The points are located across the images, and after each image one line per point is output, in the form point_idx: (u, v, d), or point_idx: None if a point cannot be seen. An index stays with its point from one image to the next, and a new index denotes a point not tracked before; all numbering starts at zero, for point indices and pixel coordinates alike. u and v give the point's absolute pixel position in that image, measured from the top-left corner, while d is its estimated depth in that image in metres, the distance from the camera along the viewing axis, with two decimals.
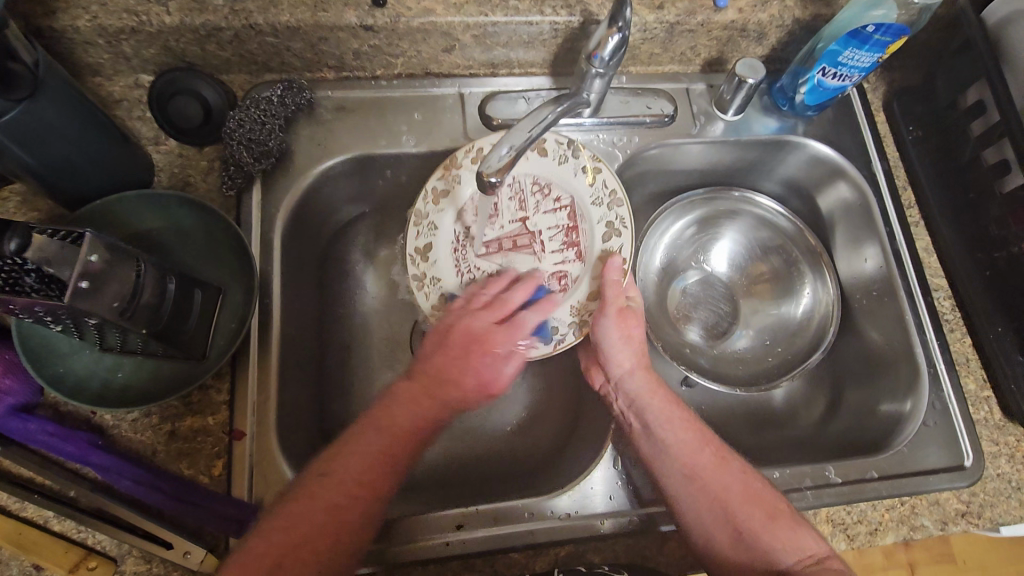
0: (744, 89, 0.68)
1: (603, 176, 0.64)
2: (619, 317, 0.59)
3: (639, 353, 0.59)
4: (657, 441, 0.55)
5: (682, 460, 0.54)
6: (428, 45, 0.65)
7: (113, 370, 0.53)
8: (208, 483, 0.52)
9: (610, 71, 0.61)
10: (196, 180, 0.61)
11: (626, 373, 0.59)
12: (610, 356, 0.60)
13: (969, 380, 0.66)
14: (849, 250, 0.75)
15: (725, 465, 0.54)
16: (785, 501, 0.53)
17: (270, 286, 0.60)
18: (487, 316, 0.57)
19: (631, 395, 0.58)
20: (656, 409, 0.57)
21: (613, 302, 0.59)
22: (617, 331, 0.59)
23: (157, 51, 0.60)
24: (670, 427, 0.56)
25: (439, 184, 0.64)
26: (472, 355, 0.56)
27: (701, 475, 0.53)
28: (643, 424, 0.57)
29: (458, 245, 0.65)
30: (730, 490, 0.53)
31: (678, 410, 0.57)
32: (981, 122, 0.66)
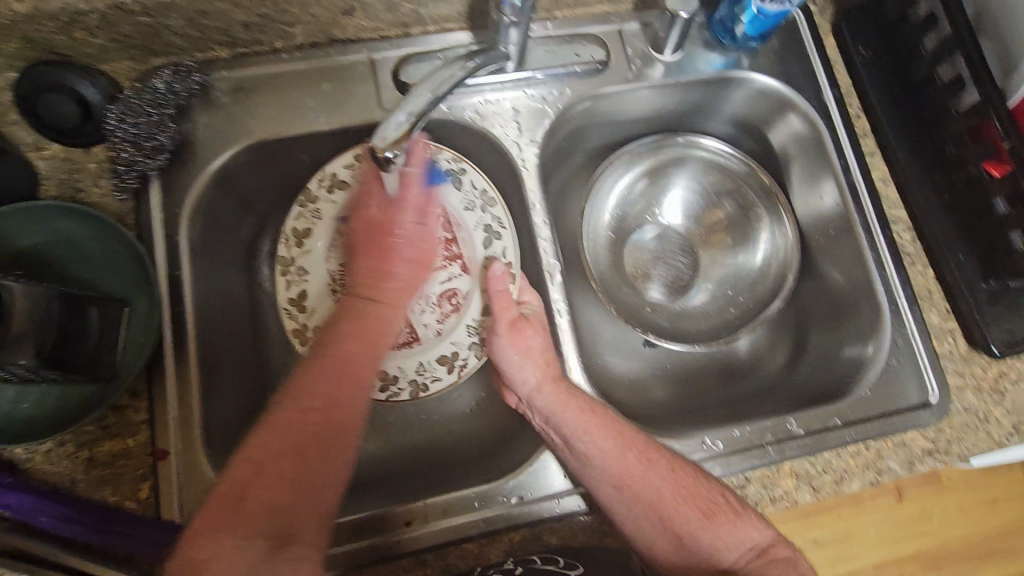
0: (678, 24, 0.63)
1: (471, 179, 0.64)
2: (514, 328, 0.56)
3: (545, 363, 0.55)
4: (579, 456, 0.52)
5: (609, 472, 0.50)
6: (325, 8, 0.58)
7: (16, 402, 0.49)
8: (136, 508, 0.50)
9: (524, 19, 0.56)
10: (87, 186, 0.56)
11: (535, 389, 0.54)
12: (516, 374, 0.55)
13: (933, 313, 0.64)
14: (805, 188, 0.71)
15: (654, 466, 0.51)
16: (721, 489, 0.51)
17: (182, 292, 0.56)
18: (383, 197, 0.52)
19: (544, 412, 0.53)
20: (571, 422, 0.52)
21: (504, 314, 0.57)
22: (513, 344, 0.56)
23: (18, 44, 0.54)
24: (588, 440, 0.51)
25: (298, 225, 0.63)
26: (380, 236, 0.50)
27: (630, 483, 0.50)
28: (563, 440, 0.53)
29: (334, 284, 0.63)
30: (661, 492, 0.50)
31: (594, 418, 0.52)
32: (933, 37, 0.61)
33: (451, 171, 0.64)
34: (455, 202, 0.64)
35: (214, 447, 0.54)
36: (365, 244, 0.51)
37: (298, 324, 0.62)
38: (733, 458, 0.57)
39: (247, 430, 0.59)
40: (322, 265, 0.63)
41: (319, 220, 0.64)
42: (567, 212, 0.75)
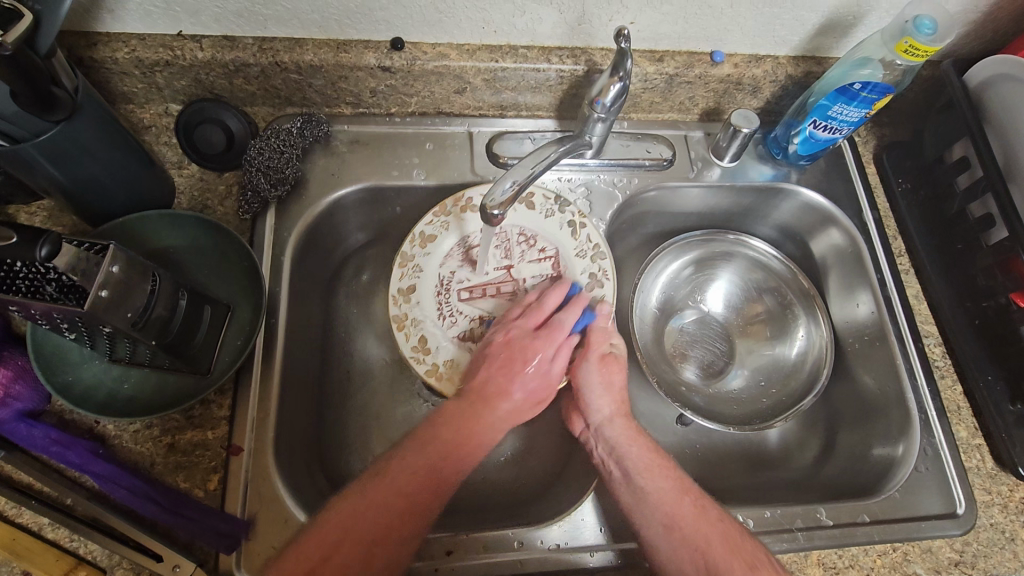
0: (739, 137, 0.72)
1: (587, 233, 0.70)
2: (601, 362, 0.63)
3: (619, 400, 0.62)
4: (635, 489, 0.56)
5: (662, 509, 0.55)
6: (441, 87, 0.69)
7: (120, 382, 0.55)
8: (203, 498, 0.54)
9: (611, 116, 0.65)
10: (214, 204, 0.65)
11: (605, 420, 0.61)
12: (592, 403, 0.62)
13: (961, 427, 0.67)
14: (842, 295, 0.77)
15: (705, 515, 0.54)
16: (765, 552, 0.53)
17: (277, 305, 0.62)
18: (526, 324, 0.62)
19: (610, 442, 0.60)
20: (633, 457, 0.58)
21: (597, 347, 0.63)
22: (598, 377, 0.62)
23: (187, 83, 0.64)
24: (647, 476, 0.57)
25: (427, 229, 0.69)
26: (518, 364, 0.60)
27: (680, 524, 0.54)
28: (622, 472, 0.58)
29: (442, 288, 0.68)
30: (712, 541, 0.53)
31: (656, 457, 0.58)
32: (966, 176, 0.68)
33: (571, 223, 0.70)
34: (567, 250, 0.70)
35: (279, 451, 0.58)
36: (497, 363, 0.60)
37: (399, 313, 0.66)
38: (763, 538, 0.60)
39: (305, 443, 0.63)
40: (435, 268, 0.69)
41: (444, 231, 0.69)
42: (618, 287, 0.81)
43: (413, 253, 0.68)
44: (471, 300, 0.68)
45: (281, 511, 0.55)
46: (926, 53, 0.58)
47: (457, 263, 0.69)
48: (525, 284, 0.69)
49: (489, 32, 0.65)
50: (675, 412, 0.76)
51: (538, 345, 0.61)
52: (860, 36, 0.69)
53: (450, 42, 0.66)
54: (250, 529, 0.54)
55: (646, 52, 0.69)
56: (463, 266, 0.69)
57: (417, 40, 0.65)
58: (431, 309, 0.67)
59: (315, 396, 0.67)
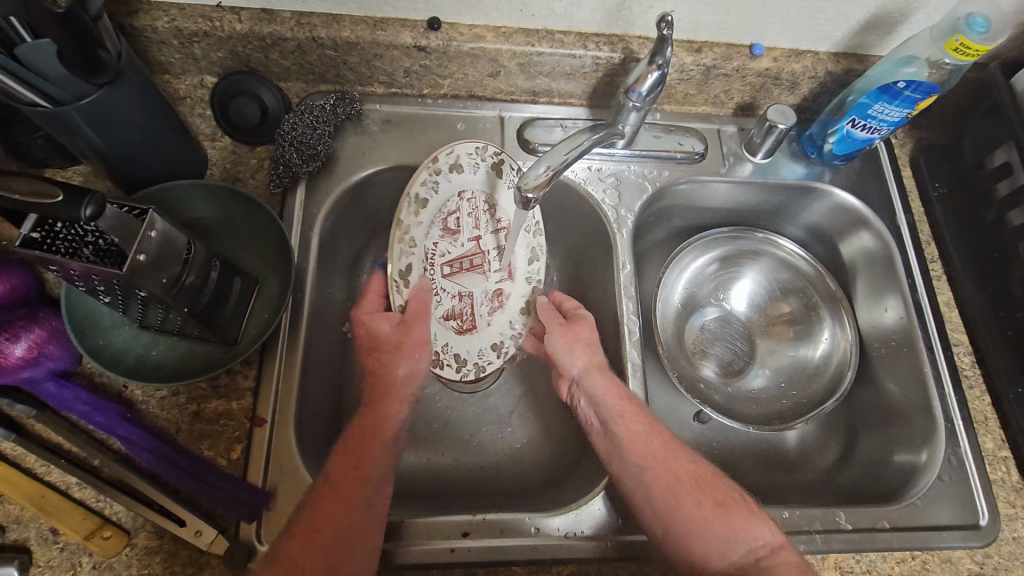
0: (774, 133, 0.70)
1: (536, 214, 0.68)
2: (566, 324, 0.64)
3: (591, 355, 0.63)
4: (614, 437, 0.58)
5: (636, 451, 0.56)
6: (475, 69, 0.68)
7: (149, 348, 0.55)
8: (226, 466, 0.54)
9: (646, 106, 0.64)
10: (245, 177, 0.65)
11: (581, 372, 0.62)
12: (565, 359, 0.63)
13: (988, 438, 0.66)
14: (870, 299, 0.76)
15: (675, 454, 0.57)
16: (737, 489, 0.56)
17: (304, 281, 0.62)
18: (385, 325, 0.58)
19: (589, 394, 0.61)
20: (609, 406, 0.59)
21: (555, 322, 0.65)
22: (564, 341, 0.63)
23: (223, 55, 0.64)
24: (625, 421, 0.58)
25: (423, 193, 0.58)
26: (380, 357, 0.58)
27: (652, 461, 0.56)
28: (601, 422, 0.59)
29: (427, 263, 0.60)
30: (682, 479, 0.55)
31: (629, 405, 0.60)
32: (1007, 183, 0.67)
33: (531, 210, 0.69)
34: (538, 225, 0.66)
35: (301, 425, 0.58)
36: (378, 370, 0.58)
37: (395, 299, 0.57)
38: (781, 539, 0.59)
39: (325, 418, 0.64)
40: (424, 240, 0.59)
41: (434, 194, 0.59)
42: (641, 281, 0.81)
43: (407, 221, 0.57)
44: (453, 276, 0.63)
45: (301, 484, 0.55)
46: (976, 53, 0.57)
47: (439, 233, 0.61)
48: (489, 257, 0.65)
49: (527, 14, 0.64)
50: (694, 409, 0.75)
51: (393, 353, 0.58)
52: (906, 34, 0.67)
53: (487, 24, 0.65)
54: (271, 499, 0.54)
55: (685, 42, 0.68)
56: (444, 237, 0.61)
57: (454, 21, 0.65)
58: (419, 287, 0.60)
59: (337, 373, 0.68)
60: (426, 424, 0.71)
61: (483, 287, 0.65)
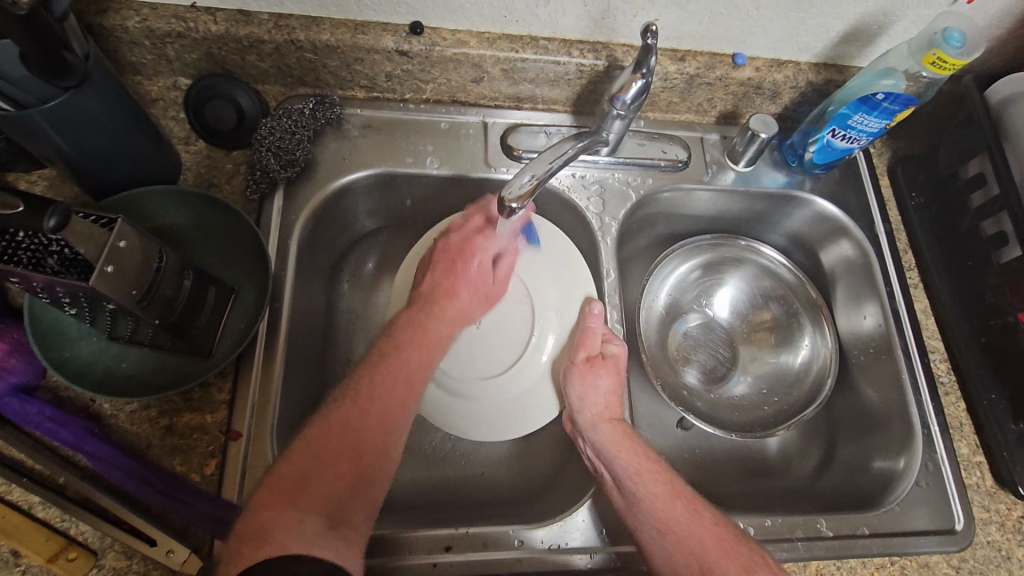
0: (756, 142, 0.71)
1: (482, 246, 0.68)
2: (586, 368, 0.61)
3: (608, 404, 0.60)
4: (627, 494, 0.55)
5: (655, 514, 0.54)
6: (458, 74, 0.67)
7: (119, 360, 0.53)
8: (199, 482, 0.53)
9: (630, 114, 0.63)
10: (221, 182, 0.63)
11: (589, 423, 0.60)
12: (576, 405, 0.61)
13: (962, 444, 0.67)
14: (849, 306, 0.77)
15: (699, 515, 0.54)
16: (760, 552, 0.53)
17: (282, 289, 0.61)
18: (477, 234, 0.65)
19: (597, 446, 0.58)
20: (623, 461, 0.56)
21: (584, 352, 0.62)
22: (580, 383, 0.61)
23: (198, 56, 0.63)
24: (638, 480, 0.55)
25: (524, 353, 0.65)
26: (456, 265, 0.63)
27: (673, 528, 0.53)
28: (614, 478, 0.57)
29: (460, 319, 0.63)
30: (702, 541, 0.52)
31: (648, 460, 0.57)
32: (981, 194, 0.68)
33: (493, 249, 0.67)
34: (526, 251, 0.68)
35: (278, 438, 0.57)
36: (418, 342, 0.58)
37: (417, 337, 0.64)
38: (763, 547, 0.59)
39: (303, 430, 0.62)
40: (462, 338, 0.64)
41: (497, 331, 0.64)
42: (625, 287, 0.80)
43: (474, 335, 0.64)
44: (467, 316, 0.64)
45: None
46: (952, 67, 0.58)
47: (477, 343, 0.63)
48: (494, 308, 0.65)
49: (511, 20, 0.64)
50: (676, 416, 0.75)
51: (473, 248, 0.64)
52: (884, 46, 0.68)
53: (470, 29, 0.64)
54: None
55: (668, 51, 0.68)
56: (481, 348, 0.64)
57: (437, 26, 0.64)
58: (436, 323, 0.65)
59: (316, 383, 0.66)
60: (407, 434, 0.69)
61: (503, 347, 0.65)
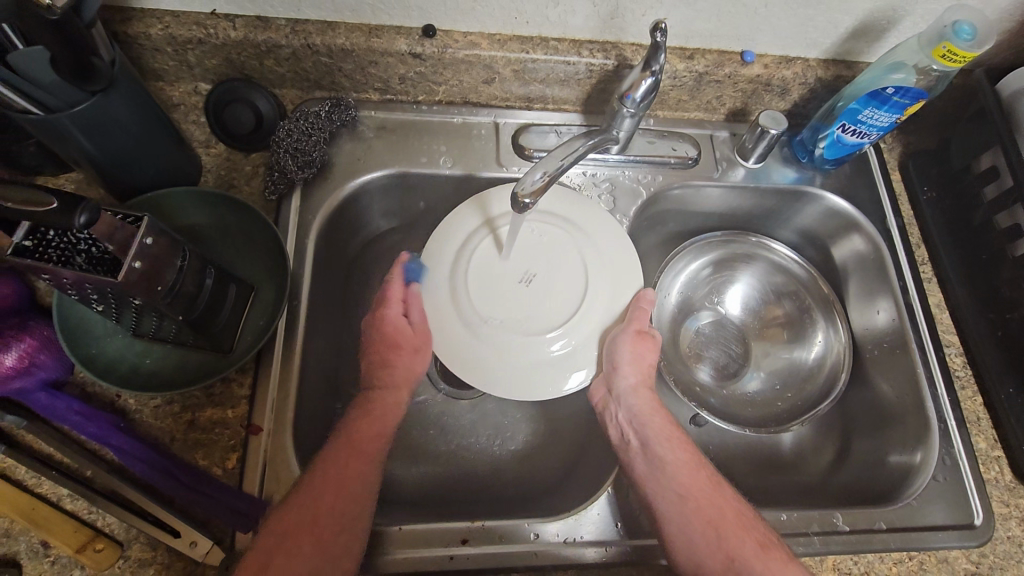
0: (766, 139, 0.71)
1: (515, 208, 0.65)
2: (637, 338, 0.61)
3: (646, 376, 0.61)
4: (654, 458, 0.57)
5: (679, 481, 0.56)
6: (470, 76, 0.69)
7: (143, 356, 0.55)
8: (221, 476, 0.54)
9: (640, 112, 0.64)
10: (240, 184, 0.65)
11: (629, 389, 0.60)
12: (620, 369, 0.60)
13: (981, 438, 0.66)
14: (862, 301, 0.76)
15: (720, 491, 0.57)
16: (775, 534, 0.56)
17: (299, 288, 0.62)
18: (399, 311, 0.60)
19: (631, 411, 0.60)
20: (654, 427, 0.59)
21: (635, 323, 0.61)
22: (630, 349, 0.60)
23: (218, 62, 0.64)
24: (668, 446, 0.58)
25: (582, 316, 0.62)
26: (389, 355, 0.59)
27: (694, 497, 0.56)
28: (641, 441, 0.58)
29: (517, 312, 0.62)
30: (720, 510, 0.55)
31: (676, 431, 0.60)
32: (994, 187, 0.68)
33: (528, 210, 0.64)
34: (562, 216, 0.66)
35: (296, 432, 0.58)
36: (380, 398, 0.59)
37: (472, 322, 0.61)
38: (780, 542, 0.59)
39: (321, 426, 0.63)
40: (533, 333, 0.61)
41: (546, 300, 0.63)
42: None
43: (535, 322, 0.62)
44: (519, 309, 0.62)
45: None
46: (963, 59, 0.58)
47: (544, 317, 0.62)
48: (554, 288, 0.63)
49: (521, 22, 0.65)
50: (690, 412, 0.75)
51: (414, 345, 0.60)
52: (893, 41, 0.68)
53: (481, 32, 0.66)
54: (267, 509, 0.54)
55: (677, 50, 0.69)
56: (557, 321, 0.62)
57: (449, 28, 0.65)
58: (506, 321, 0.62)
59: (332, 381, 0.68)
60: (422, 432, 0.70)
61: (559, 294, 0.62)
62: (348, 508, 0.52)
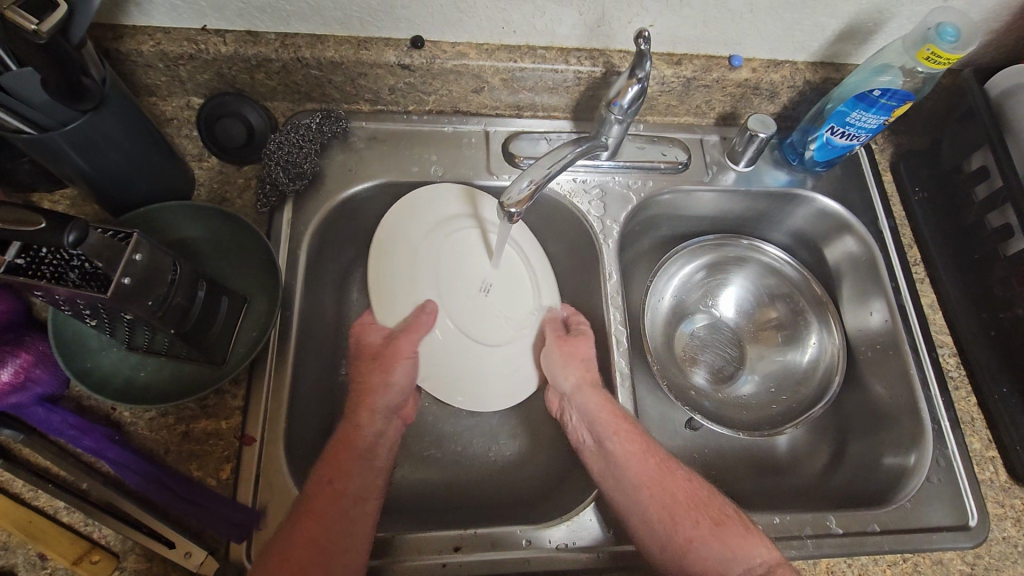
0: (755, 142, 0.71)
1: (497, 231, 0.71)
2: (563, 343, 0.67)
3: (585, 371, 0.65)
4: (606, 454, 0.61)
5: (632, 473, 0.59)
6: (459, 86, 0.69)
7: (137, 369, 0.55)
8: (215, 486, 0.54)
9: (628, 118, 0.65)
10: (232, 197, 0.65)
11: (573, 390, 0.65)
12: (561, 375, 0.66)
13: (975, 439, 0.66)
14: (855, 302, 0.76)
15: (671, 472, 0.60)
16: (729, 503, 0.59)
17: (292, 298, 0.63)
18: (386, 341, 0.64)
19: (580, 411, 0.64)
20: (602, 422, 0.61)
21: (557, 332, 0.69)
22: (559, 355, 0.67)
23: (209, 76, 0.65)
24: (616, 440, 0.60)
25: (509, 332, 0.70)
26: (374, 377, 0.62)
27: (648, 486, 0.58)
28: (593, 438, 0.62)
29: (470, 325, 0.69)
30: (672, 497, 0.58)
31: (626, 423, 0.61)
32: (985, 187, 0.68)
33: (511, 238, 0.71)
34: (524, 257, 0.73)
35: (290, 443, 0.58)
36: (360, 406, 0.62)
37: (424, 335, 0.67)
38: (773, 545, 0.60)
39: (315, 436, 0.64)
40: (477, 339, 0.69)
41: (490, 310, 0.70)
42: (629, 290, 0.81)
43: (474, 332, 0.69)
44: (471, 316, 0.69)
45: (290, 502, 0.55)
46: (948, 61, 0.58)
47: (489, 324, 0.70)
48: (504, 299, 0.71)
49: (509, 32, 0.65)
50: (685, 416, 0.75)
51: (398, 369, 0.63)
52: (881, 42, 0.68)
53: (469, 42, 0.66)
54: (261, 519, 0.54)
55: (664, 55, 0.69)
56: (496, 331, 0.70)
57: (437, 39, 0.66)
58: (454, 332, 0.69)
59: (327, 390, 0.68)
60: (417, 440, 0.71)
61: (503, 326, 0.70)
62: (350, 501, 0.54)
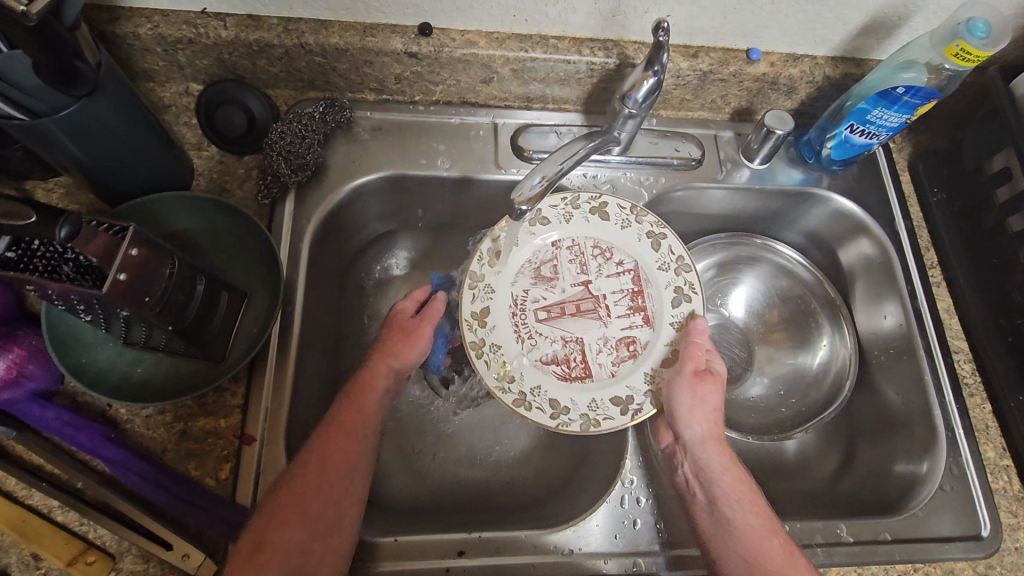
0: (771, 139, 0.69)
1: (668, 244, 0.67)
2: (695, 381, 0.59)
3: (714, 422, 0.57)
4: (720, 519, 0.53)
5: (746, 546, 0.51)
6: (468, 75, 0.67)
7: (134, 365, 0.54)
8: (214, 487, 0.53)
9: (642, 112, 0.62)
10: (233, 187, 0.64)
11: (696, 440, 0.57)
12: (682, 418, 0.57)
13: (989, 447, 0.65)
14: (867, 305, 0.75)
15: (793, 558, 0.51)
16: None
17: (293, 294, 0.61)
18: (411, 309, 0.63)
19: (699, 464, 0.56)
20: (724, 486, 0.54)
21: (691, 365, 0.60)
22: (690, 395, 0.58)
23: (209, 62, 0.63)
24: (738, 507, 0.53)
25: (494, 247, 0.65)
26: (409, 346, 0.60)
27: (766, 564, 0.50)
28: (710, 499, 0.54)
29: (517, 309, 0.64)
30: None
31: (750, 491, 0.55)
32: (1007, 189, 0.66)
33: (650, 234, 0.68)
34: (608, 230, 0.68)
35: (291, 441, 0.57)
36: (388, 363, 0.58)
37: (477, 340, 0.62)
38: None
39: None
40: (508, 287, 0.65)
41: (516, 247, 0.66)
42: None
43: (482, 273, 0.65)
44: (550, 320, 0.65)
45: None
46: (977, 58, 0.56)
47: (530, 281, 0.66)
48: (606, 300, 0.66)
49: (520, 20, 0.63)
50: None
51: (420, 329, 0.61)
52: (905, 38, 0.66)
53: (479, 29, 0.64)
54: None
55: (680, 47, 0.67)
56: (536, 285, 0.66)
57: (446, 27, 0.63)
58: (507, 331, 0.63)
59: (328, 387, 0.67)
60: (418, 438, 0.69)
61: (599, 334, 0.64)
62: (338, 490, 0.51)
